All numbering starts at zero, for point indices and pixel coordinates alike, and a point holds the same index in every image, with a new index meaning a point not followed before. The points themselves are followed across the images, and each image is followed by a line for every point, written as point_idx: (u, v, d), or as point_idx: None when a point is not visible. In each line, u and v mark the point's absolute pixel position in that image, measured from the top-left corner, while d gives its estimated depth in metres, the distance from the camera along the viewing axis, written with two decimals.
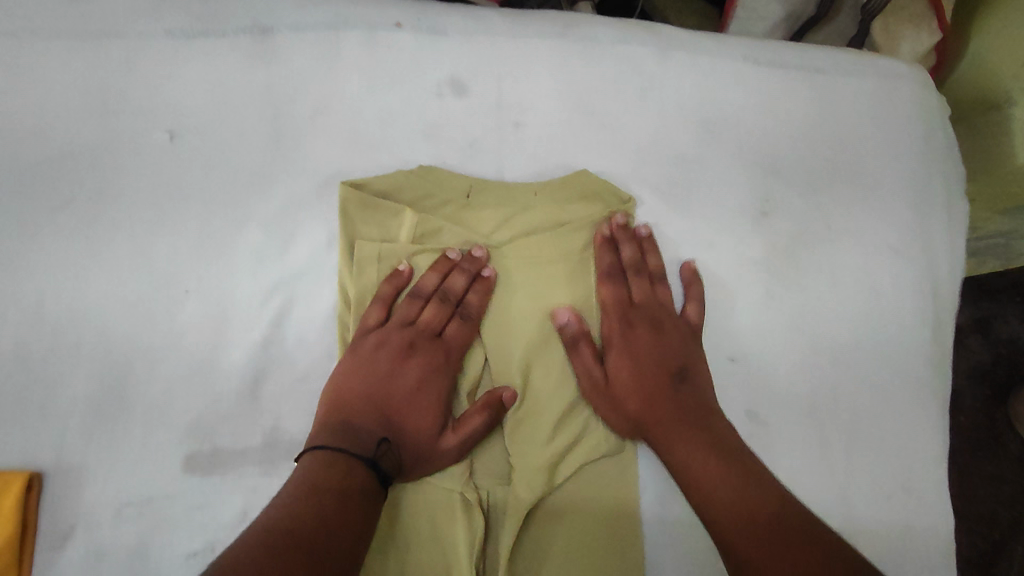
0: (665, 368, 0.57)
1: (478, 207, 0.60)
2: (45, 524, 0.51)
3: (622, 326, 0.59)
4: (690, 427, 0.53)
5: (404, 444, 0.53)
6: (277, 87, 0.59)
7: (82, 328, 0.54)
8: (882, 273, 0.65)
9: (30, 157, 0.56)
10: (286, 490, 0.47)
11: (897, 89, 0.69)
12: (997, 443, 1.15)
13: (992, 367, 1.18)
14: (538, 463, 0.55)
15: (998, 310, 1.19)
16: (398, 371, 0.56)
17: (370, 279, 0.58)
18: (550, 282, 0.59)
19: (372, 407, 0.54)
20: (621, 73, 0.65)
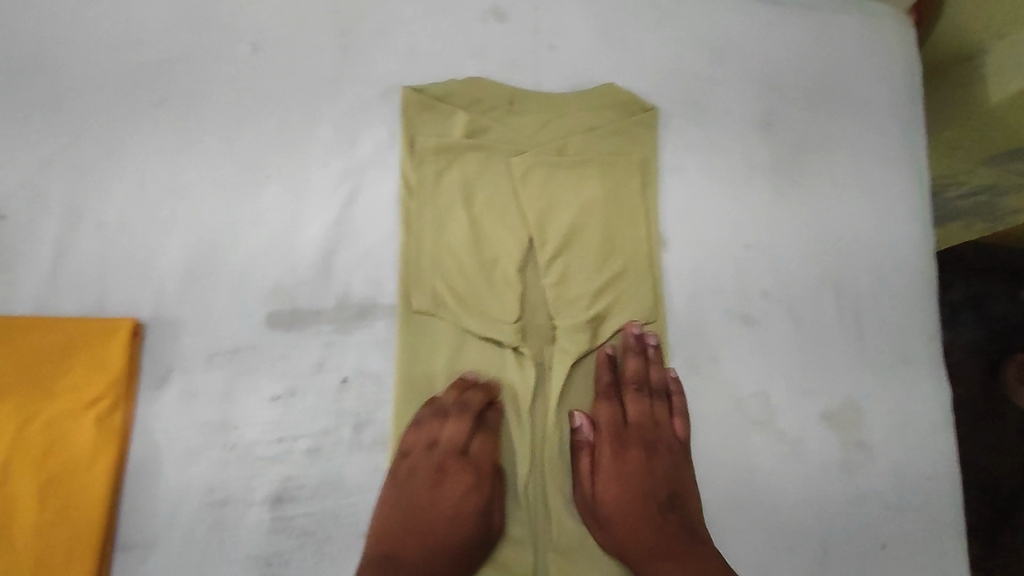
0: (659, 484, 0.61)
1: (520, 112, 0.68)
2: (146, 367, 0.58)
3: (614, 447, 0.62)
4: (680, 553, 0.56)
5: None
6: (344, 12, 0.68)
7: (177, 204, 0.61)
8: (875, 176, 0.72)
9: (131, 63, 0.64)
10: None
11: (883, 25, 0.78)
12: (997, 415, 1.23)
13: (987, 342, 1.27)
14: (580, 327, 0.63)
15: (990, 290, 1.28)
16: (433, 499, 0.58)
17: (428, 169, 0.65)
18: (584, 177, 0.67)
19: (416, 538, 0.56)
20: (641, 7, 0.74)
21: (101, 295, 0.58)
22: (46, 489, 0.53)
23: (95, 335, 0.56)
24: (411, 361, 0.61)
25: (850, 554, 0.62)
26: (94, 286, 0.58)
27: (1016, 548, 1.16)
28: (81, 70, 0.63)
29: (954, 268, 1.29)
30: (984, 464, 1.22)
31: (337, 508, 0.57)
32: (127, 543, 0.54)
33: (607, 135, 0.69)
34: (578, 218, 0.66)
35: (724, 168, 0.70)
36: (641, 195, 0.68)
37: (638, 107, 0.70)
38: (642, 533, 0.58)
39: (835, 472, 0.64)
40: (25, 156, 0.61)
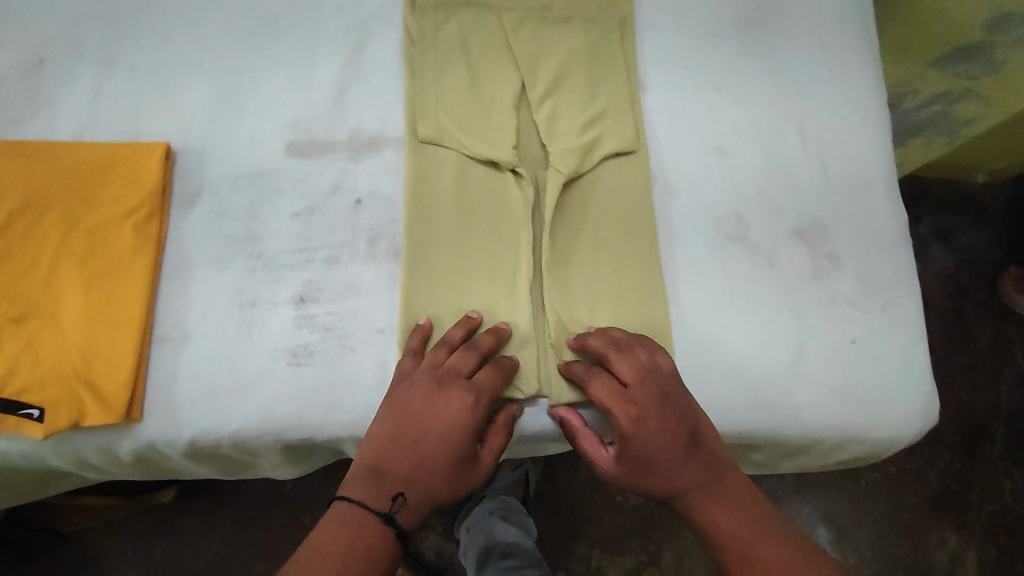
0: (676, 428, 0.55)
1: None
2: (177, 187, 0.63)
3: (627, 413, 0.56)
4: (719, 493, 0.54)
5: (432, 492, 0.53)
6: None
7: (202, 52, 0.67)
8: (829, 32, 0.80)
9: None
10: (324, 533, 0.49)
11: None
12: (968, 336, 1.33)
13: (955, 271, 1.40)
14: (569, 152, 0.68)
15: (956, 223, 1.44)
16: (430, 413, 0.55)
17: (427, 20, 0.71)
18: (568, 30, 0.74)
19: (408, 452, 0.54)
20: None
21: (134, 125, 0.64)
22: (90, 282, 0.57)
23: (131, 154, 0.61)
24: (419, 185, 0.66)
25: (824, 349, 0.69)
26: (128, 118, 0.64)
27: (992, 461, 1.23)
28: None
29: (922, 205, 1.46)
30: (959, 383, 1.30)
31: (355, 307, 0.62)
32: (166, 335, 0.59)
33: None
34: (564, 66, 0.72)
35: (692, 26, 0.78)
36: (620, 47, 0.75)
37: None
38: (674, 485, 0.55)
39: (807, 279, 0.70)
40: (62, 11, 0.67)
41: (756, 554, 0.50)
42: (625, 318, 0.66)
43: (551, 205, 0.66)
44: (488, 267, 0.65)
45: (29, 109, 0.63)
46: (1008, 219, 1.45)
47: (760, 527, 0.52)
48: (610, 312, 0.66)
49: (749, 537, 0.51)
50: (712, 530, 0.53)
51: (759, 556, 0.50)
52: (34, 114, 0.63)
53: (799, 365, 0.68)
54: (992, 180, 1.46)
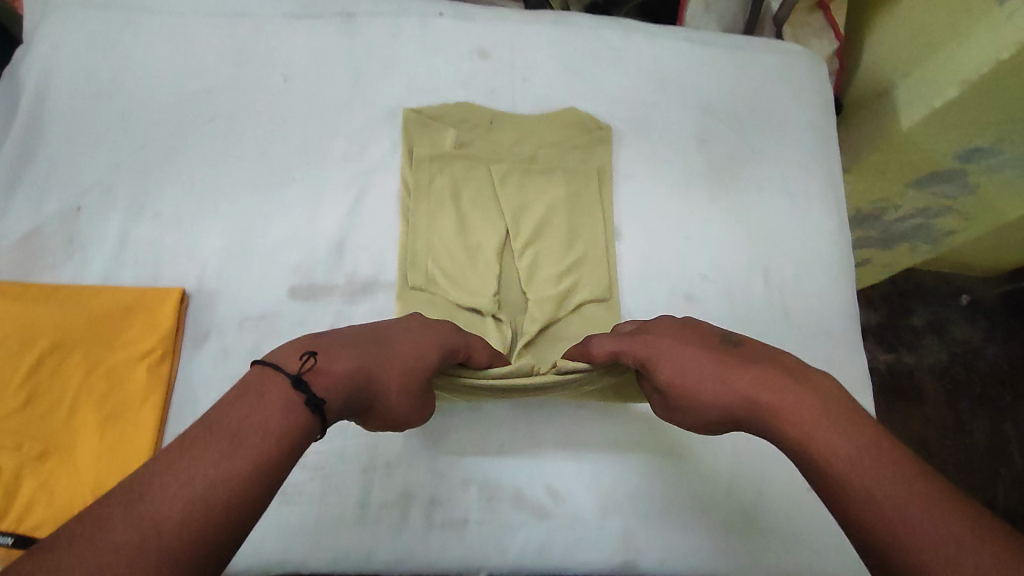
0: (706, 347, 0.57)
1: (498, 130, 0.83)
2: (188, 328, 0.70)
3: (638, 342, 0.60)
4: (791, 402, 0.49)
5: (352, 379, 0.51)
6: (356, 52, 0.84)
7: (219, 200, 0.75)
8: (797, 181, 0.87)
9: (188, 90, 0.79)
10: (219, 407, 0.43)
11: (799, 63, 0.94)
12: (960, 431, 1.41)
13: (949, 363, 1.47)
14: (545, 299, 0.75)
15: (949, 316, 1.52)
16: (414, 334, 0.57)
17: (422, 175, 0.79)
18: (550, 180, 0.81)
19: (368, 348, 0.54)
20: (599, 48, 0.90)
21: (155, 271, 0.71)
22: (104, 422, 0.64)
23: (148, 300, 0.69)
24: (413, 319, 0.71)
25: (782, 495, 0.71)
26: (150, 263, 0.71)
27: None
28: (145, 94, 0.78)
29: (915, 297, 1.54)
30: (953, 476, 1.37)
31: (342, 447, 0.67)
32: None
33: (570, 146, 0.83)
34: (545, 215, 0.79)
35: (667, 175, 0.85)
36: (598, 197, 0.82)
37: (597, 126, 0.85)
38: (733, 405, 0.53)
39: None
40: (97, 162, 0.74)
41: (870, 483, 0.42)
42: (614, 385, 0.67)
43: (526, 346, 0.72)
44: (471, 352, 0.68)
45: (62, 255, 0.71)
46: (1003, 313, 1.51)
47: (875, 450, 0.43)
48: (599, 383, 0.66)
49: (853, 457, 0.43)
50: (809, 461, 0.46)
51: (872, 496, 0.41)
52: (67, 260, 0.70)
53: (757, 511, 0.70)
54: (982, 276, 1.54)
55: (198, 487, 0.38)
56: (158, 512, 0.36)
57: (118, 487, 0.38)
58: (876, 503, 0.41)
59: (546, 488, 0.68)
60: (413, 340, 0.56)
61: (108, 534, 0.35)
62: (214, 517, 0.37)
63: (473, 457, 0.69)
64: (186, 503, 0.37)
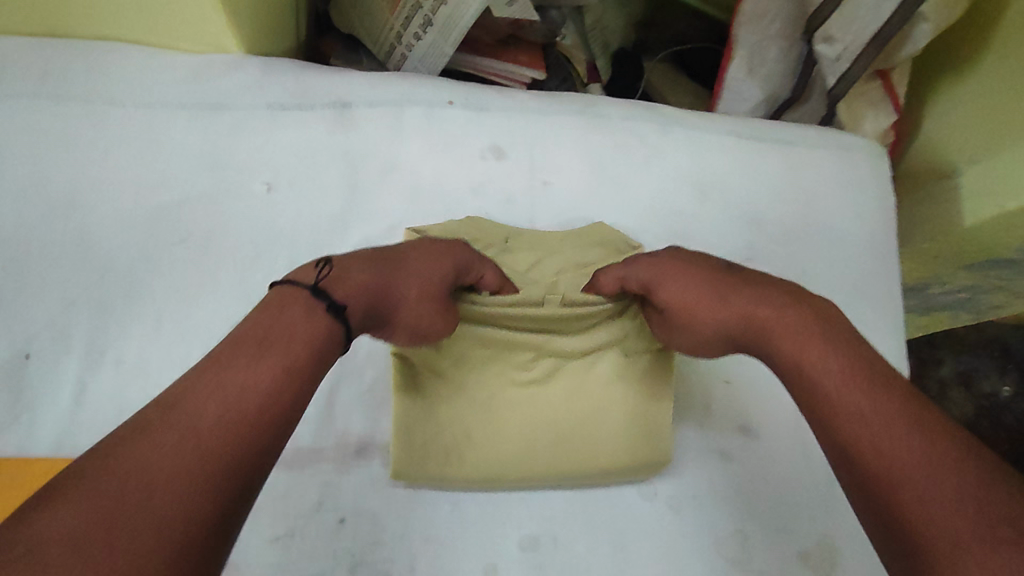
0: (710, 270, 0.55)
1: (513, 249, 0.70)
2: None
3: (645, 266, 0.59)
4: (793, 321, 0.48)
5: (370, 296, 0.47)
6: (352, 151, 0.73)
7: (191, 343, 0.65)
8: (848, 310, 0.78)
9: (155, 205, 0.68)
10: (241, 326, 0.40)
11: (860, 162, 0.83)
12: None
13: (976, 417, 1.37)
14: (553, 428, 0.66)
15: (978, 366, 1.41)
16: (425, 250, 0.55)
17: None
18: (578, 310, 0.66)
19: (379, 257, 0.51)
20: (631, 144, 0.79)
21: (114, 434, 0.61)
22: None
23: None
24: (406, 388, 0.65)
25: None
26: (109, 423, 0.61)
27: None
28: (106, 210, 0.67)
29: (944, 344, 1.43)
30: None
31: None
32: None
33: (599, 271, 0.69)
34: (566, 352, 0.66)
35: None
36: None
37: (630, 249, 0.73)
38: (733, 326, 0.51)
39: None
40: (50, 297, 0.64)
41: (858, 424, 0.40)
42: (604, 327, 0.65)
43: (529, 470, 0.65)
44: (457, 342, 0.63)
45: (8, 417, 0.61)
46: None
47: (865, 379, 0.42)
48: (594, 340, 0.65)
49: (844, 382, 0.43)
50: (809, 382, 0.45)
51: (860, 425, 0.40)
52: (13, 422, 0.61)
53: None
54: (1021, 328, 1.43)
55: (228, 393, 0.35)
56: (194, 416, 0.34)
57: (153, 406, 0.34)
58: (866, 433, 0.40)
59: None
60: (428, 258, 0.54)
61: (157, 454, 0.32)
62: (242, 432, 0.34)
63: None
64: (218, 410, 0.34)
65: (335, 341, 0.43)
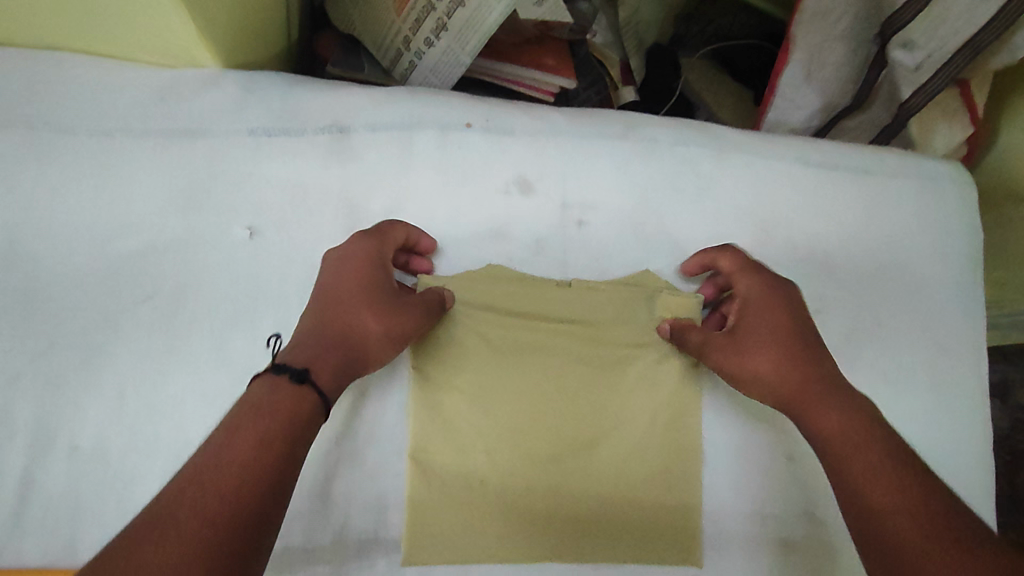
0: (796, 324, 0.56)
1: (542, 292, 0.61)
2: None
3: (750, 299, 0.58)
4: (834, 401, 0.52)
5: (322, 355, 0.48)
6: (353, 184, 0.62)
7: (161, 422, 0.54)
8: (931, 367, 0.67)
9: (116, 254, 0.57)
10: (240, 402, 0.43)
11: (943, 193, 0.72)
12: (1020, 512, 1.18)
13: (1010, 432, 1.22)
14: (598, 495, 0.58)
15: (1016, 375, 1.23)
16: (344, 257, 0.54)
17: (437, 366, 0.58)
18: (615, 360, 0.61)
19: (315, 302, 0.52)
20: (679, 172, 0.67)
21: (71, 534, 0.52)
22: None
23: None
24: (430, 405, 0.57)
25: None
26: (64, 524, 0.52)
27: None
28: (57, 261, 0.56)
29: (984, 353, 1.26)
30: None
31: None
32: None
33: (638, 318, 0.62)
34: (606, 411, 0.60)
35: None
36: (679, 393, 0.61)
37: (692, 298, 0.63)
38: (792, 383, 0.54)
39: None
40: None
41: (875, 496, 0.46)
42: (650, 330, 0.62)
43: (573, 542, 0.57)
44: (496, 343, 0.60)
45: None
46: None
47: (897, 479, 0.47)
48: (637, 351, 0.62)
49: (875, 472, 0.47)
50: (836, 465, 0.49)
51: (878, 492, 0.46)
52: None
53: None
54: None
55: (235, 476, 0.39)
56: (204, 498, 0.37)
57: (162, 495, 0.37)
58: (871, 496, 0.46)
59: None
60: (343, 274, 0.53)
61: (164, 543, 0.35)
62: (245, 521, 0.37)
63: None
64: (228, 490, 0.38)
65: (310, 405, 0.45)
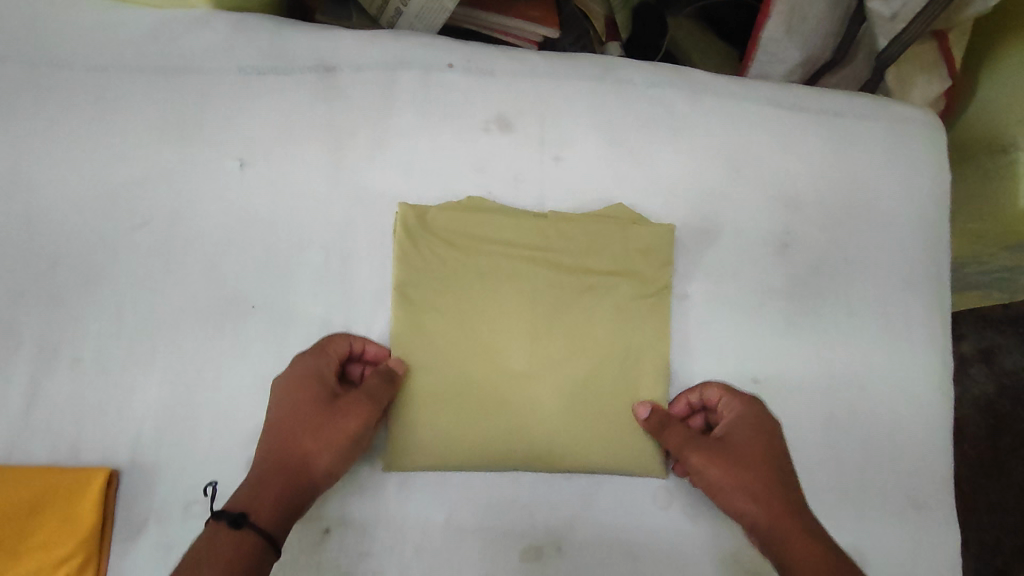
0: (776, 470, 0.59)
1: (516, 222, 0.64)
2: (119, 518, 0.55)
3: (736, 452, 0.60)
4: (795, 532, 0.55)
5: (266, 486, 0.52)
6: (339, 121, 0.64)
7: (156, 339, 0.58)
8: (897, 301, 0.69)
9: (114, 182, 0.60)
10: (199, 542, 0.49)
11: (913, 134, 0.74)
12: (1002, 471, 1.23)
13: (996, 397, 1.25)
14: (572, 410, 0.62)
15: (1003, 341, 1.27)
16: (289, 411, 0.56)
17: (416, 288, 0.61)
18: (585, 288, 0.64)
19: (265, 444, 0.55)
20: (654, 113, 0.69)
21: (75, 439, 0.55)
22: None
23: (66, 487, 0.54)
24: (414, 322, 0.61)
25: None
26: (68, 429, 0.56)
27: None
28: (58, 188, 0.59)
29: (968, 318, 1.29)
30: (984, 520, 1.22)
31: None
32: None
33: (609, 246, 0.65)
34: (578, 333, 0.63)
35: (734, 294, 0.68)
36: (647, 317, 0.65)
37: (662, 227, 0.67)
38: (760, 509, 0.57)
39: None
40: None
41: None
42: (628, 261, 0.65)
43: (550, 451, 0.61)
44: (479, 267, 0.63)
45: None
46: None
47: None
48: (614, 280, 0.65)
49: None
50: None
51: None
52: None
53: None
54: None
55: None
56: None
57: None
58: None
59: None
60: (288, 392, 0.56)
61: None
62: None
63: None
64: None
65: (250, 548, 0.49)
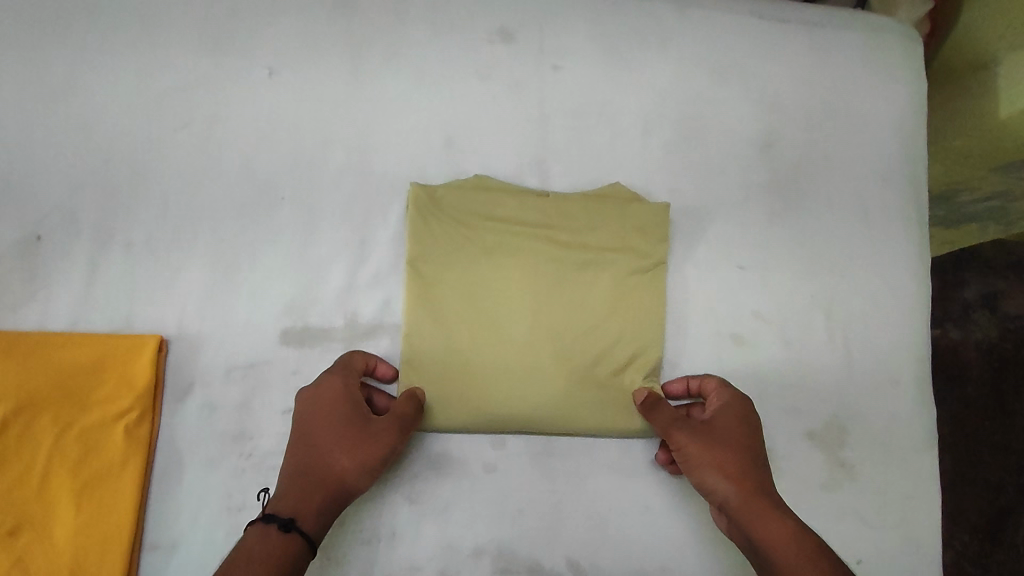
0: (754, 455, 0.60)
1: (521, 203, 0.68)
2: (169, 380, 0.62)
3: (717, 433, 0.60)
4: (769, 515, 0.55)
5: (308, 495, 0.54)
6: (355, 34, 0.70)
7: (197, 225, 0.65)
8: (873, 198, 0.75)
9: (157, 89, 0.67)
10: (246, 540, 0.52)
11: (890, 44, 0.79)
12: (1005, 415, 1.19)
13: (999, 341, 1.22)
14: (568, 377, 0.65)
15: (1007, 287, 1.24)
16: (318, 420, 0.58)
17: (426, 263, 0.66)
18: (585, 264, 0.68)
19: (299, 451, 0.57)
20: (645, 24, 0.75)
21: (129, 312, 0.63)
22: (80, 494, 0.58)
23: (123, 350, 0.61)
24: (424, 296, 0.65)
25: None
26: (123, 303, 0.63)
27: (1017, 547, 1.13)
28: (106, 95, 0.66)
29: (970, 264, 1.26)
30: (987, 461, 1.18)
31: (345, 515, 0.62)
32: (156, 542, 0.60)
33: (609, 225, 0.69)
34: (576, 305, 0.67)
35: (722, 189, 0.73)
36: (644, 289, 0.69)
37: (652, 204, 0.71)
38: (738, 492, 0.57)
39: (817, 489, 0.68)
40: (56, 180, 0.64)
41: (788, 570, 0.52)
42: (626, 240, 0.69)
43: (547, 415, 0.64)
44: (484, 244, 0.67)
45: (25, 293, 0.62)
46: None
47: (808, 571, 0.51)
48: (610, 257, 0.69)
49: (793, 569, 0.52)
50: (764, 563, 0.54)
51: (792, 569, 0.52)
52: (31, 298, 0.62)
53: None
54: None
55: None
56: None
57: None
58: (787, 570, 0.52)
59: (565, 561, 0.64)
60: (319, 403, 0.58)
61: None
62: None
63: (485, 527, 0.63)
64: None
65: (293, 551, 0.52)
